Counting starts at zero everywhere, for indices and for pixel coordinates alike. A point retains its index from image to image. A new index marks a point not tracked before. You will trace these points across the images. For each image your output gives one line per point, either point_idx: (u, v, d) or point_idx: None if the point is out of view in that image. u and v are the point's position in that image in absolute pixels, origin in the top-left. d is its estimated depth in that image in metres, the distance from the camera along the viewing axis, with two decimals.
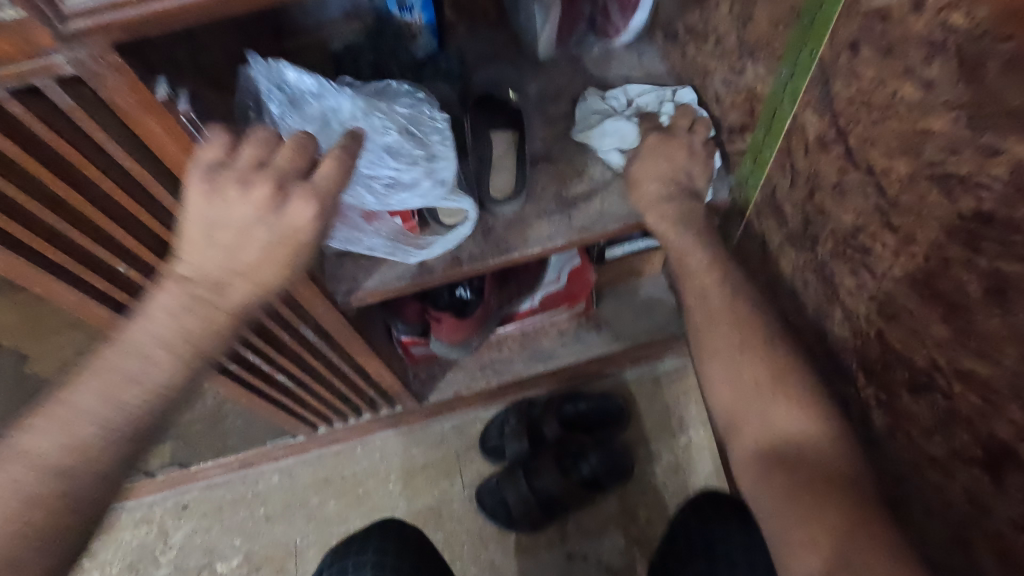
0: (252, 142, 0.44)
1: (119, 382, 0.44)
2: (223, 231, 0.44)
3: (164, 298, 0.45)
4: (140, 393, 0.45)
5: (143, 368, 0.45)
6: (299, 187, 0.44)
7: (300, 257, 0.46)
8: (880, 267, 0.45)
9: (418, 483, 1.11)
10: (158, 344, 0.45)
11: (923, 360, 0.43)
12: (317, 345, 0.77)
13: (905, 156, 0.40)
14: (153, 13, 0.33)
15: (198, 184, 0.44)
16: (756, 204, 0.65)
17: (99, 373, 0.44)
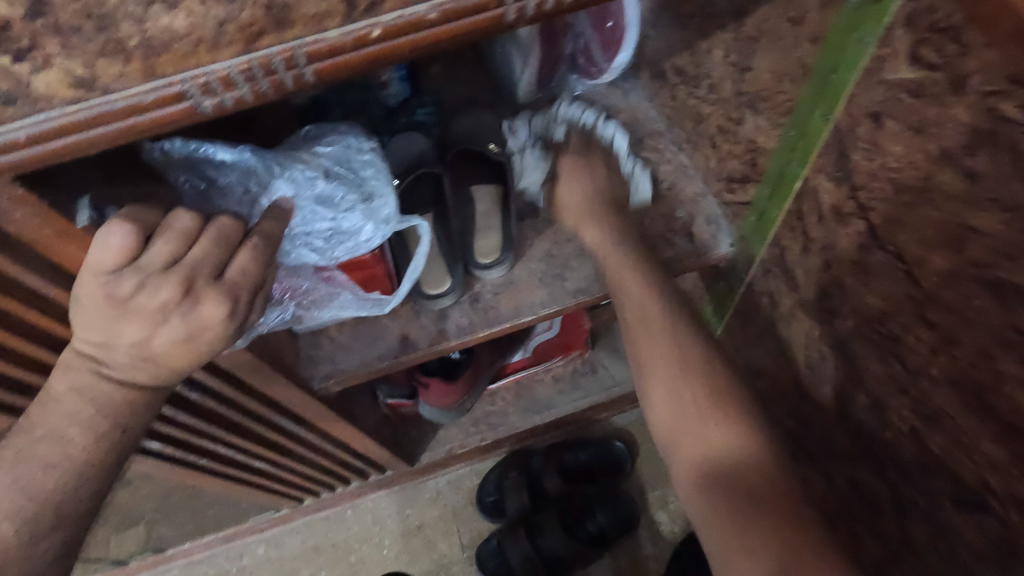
0: (170, 235, 0.35)
1: (33, 474, 0.36)
2: (126, 327, 0.35)
3: (63, 402, 0.36)
4: (63, 481, 0.37)
5: (61, 452, 0.36)
6: (211, 287, 0.36)
7: (217, 348, 0.38)
8: (913, 361, 0.40)
9: (414, 547, 1.05)
10: (73, 425, 0.36)
11: (966, 475, 0.38)
12: (295, 431, 0.71)
13: (943, 249, 0.35)
14: (50, 153, 0.25)
15: (91, 287, 0.34)
16: (763, 262, 0.61)
17: (9, 467, 0.36)
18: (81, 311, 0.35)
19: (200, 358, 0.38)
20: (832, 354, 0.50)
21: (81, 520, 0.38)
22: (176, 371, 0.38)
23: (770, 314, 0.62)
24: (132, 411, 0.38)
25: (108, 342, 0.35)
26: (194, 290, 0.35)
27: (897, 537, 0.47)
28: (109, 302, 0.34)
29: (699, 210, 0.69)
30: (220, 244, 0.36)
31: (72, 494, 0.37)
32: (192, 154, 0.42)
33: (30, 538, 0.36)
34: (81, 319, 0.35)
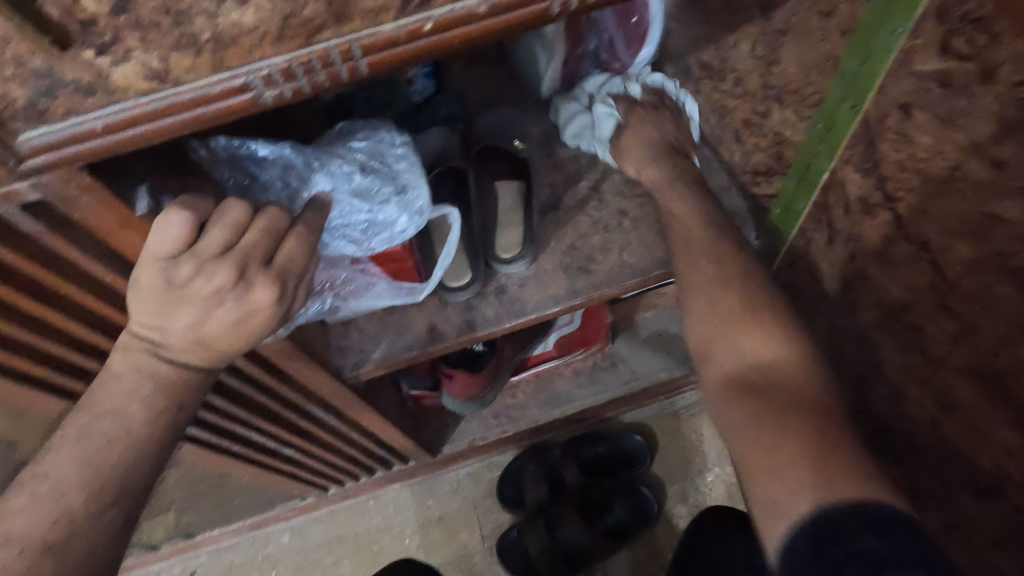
0: (222, 223, 0.36)
1: (98, 447, 0.38)
2: (181, 311, 0.37)
3: (122, 379, 0.38)
4: (124, 455, 0.38)
5: (122, 427, 0.38)
6: (263, 272, 0.37)
7: (266, 331, 0.40)
8: (935, 349, 0.40)
9: (436, 536, 1.06)
10: (132, 403, 0.38)
11: (986, 463, 0.38)
12: (324, 419, 0.72)
13: (969, 240, 0.35)
14: (124, 139, 0.26)
15: (149, 273, 0.36)
16: (786, 255, 0.61)
17: (76, 442, 0.38)
18: (138, 295, 0.37)
19: (250, 341, 0.40)
20: (854, 346, 0.50)
21: (141, 491, 0.40)
22: (227, 352, 0.40)
23: (793, 306, 0.62)
24: (187, 390, 0.40)
25: (166, 325, 0.37)
26: (247, 275, 0.37)
27: (916, 527, 0.48)
28: (166, 287, 0.36)
29: (722, 204, 0.70)
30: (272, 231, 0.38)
31: (134, 467, 0.39)
32: (234, 151, 0.44)
33: (99, 508, 0.38)
34: (138, 304, 0.37)
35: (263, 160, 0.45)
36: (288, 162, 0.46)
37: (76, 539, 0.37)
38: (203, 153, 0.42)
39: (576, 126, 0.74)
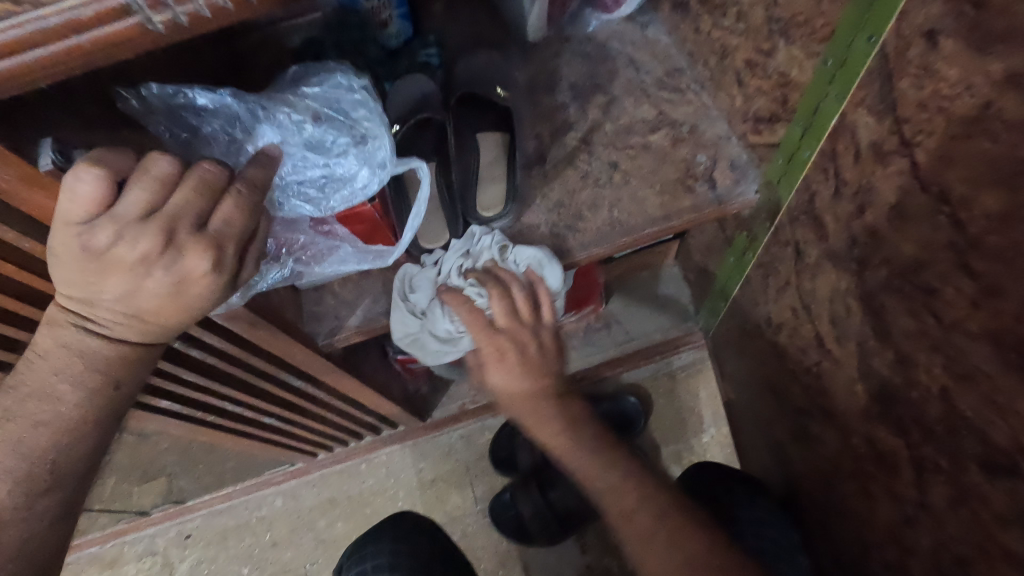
0: (145, 181, 0.32)
1: (25, 433, 0.35)
2: (109, 281, 0.33)
3: (50, 357, 0.35)
4: (57, 439, 0.36)
5: (52, 410, 0.35)
6: (194, 237, 0.33)
7: (207, 303, 0.36)
8: (950, 314, 0.36)
9: (428, 499, 1.06)
10: (63, 381, 0.35)
11: (1004, 438, 0.33)
12: (301, 387, 0.70)
13: (998, 189, 0.31)
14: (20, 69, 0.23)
15: (66, 240, 0.32)
16: (788, 210, 0.56)
17: None
18: (59, 265, 0.33)
19: (191, 312, 0.36)
20: (859, 308, 0.46)
21: (81, 479, 0.38)
22: (166, 326, 0.36)
23: (793, 266, 0.58)
24: (126, 366, 0.37)
25: (94, 299, 0.33)
26: (175, 241, 0.33)
27: (914, 499, 0.43)
28: (86, 255, 0.32)
29: (720, 153, 0.64)
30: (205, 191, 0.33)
31: (68, 453, 0.36)
32: (170, 102, 0.39)
33: (27, 499, 0.35)
34: (61, 274, 0.33)
35: (203, 110, 0.40)
36: (233, 113, 0.41)
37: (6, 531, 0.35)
38: (134, 103, 0.37)
39: (439, 340, 0.71)
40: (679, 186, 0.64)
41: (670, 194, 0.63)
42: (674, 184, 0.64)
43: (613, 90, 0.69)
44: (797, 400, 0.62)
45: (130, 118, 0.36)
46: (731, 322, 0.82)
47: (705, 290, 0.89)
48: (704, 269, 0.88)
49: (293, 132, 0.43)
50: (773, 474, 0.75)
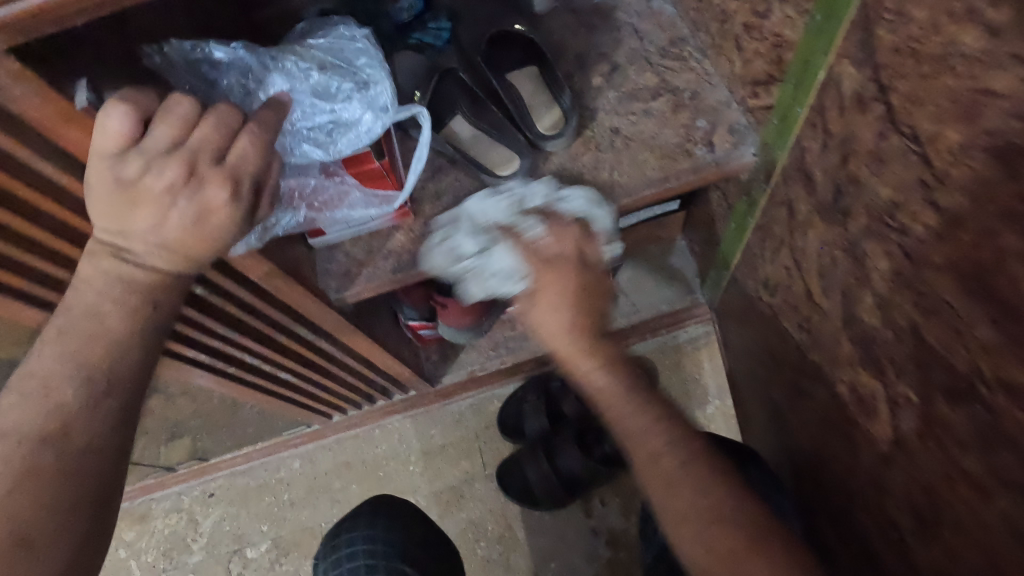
0: (168, 119, 0.36)
1: (81, 345, 0.39)
2: (138, 212, 0.37)
3: (92, 284, 0.39)
4: (110, 349, 0.40)
5: (101, 325, 0.39)
6: (214, 170, 0.37)
7: (228, 234, 0.39)
8: (919, 252, 0.37)
9: (438, 464, 1.09)
10: (107, 302, 0.39)
11: (961, 363, 0.34)
12: (314, 341, 0.74)
13: (958, 122, 0.31)
14: None
15: (100, 174, 0.36)
16: (782, 168, 0.57)
17: (57, 341, 0.40)
18: (95, 200, 0.37)
19: (216, 244, 0.40)
20: (844, 259, 0.47)
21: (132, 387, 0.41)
22: (195, 258, 0.40)
23: (786, 226, 0.59)
24: (164, 288, 0.41)
25: (120, 229, 0.37)
26: (197, 172, 0.37)
27: (889, 436, 0.44)
28: (119, 185, 0.36)
29: (720, 118, 0.66)
30: (212, 128, 0.37)
31: (122, 362, 0.40)
32: (189, 57, 0.43)
33: (91, 399, 0.39)
34: (96, 207, 0.37)
35: (216, 60, 0.44)
36: (246, 63, 0.45)
37: (73, 426, 0.39)
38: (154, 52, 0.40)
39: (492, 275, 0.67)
40: (679, 149, 0.65)
41: (670, 156, 0.65)
42: (674, 148, 0.65)
43: (618, 59, 0.71)
44: (791, 359, 0.63)
45: (154, 67, 0.41)
46: (735, 294, 0.83)
47: (710, 262, 0.91)
48: (709, 241, 0.90)
49: (299, 81, 0.47)
50: (774, 444, 0.75)
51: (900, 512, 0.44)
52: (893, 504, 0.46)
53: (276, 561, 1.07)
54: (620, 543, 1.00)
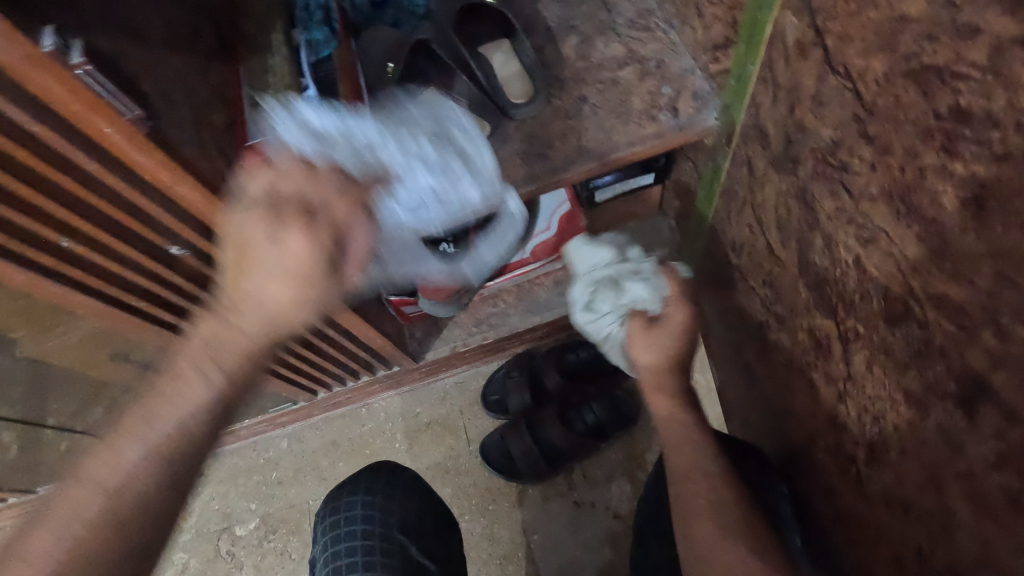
0: (267, 173, 0.47)
1: (187, 394, 0.45)
2: (258, 275, 0.46)
3: (198, 349, 0.46)
4: (198, 414, 0.45)
5: (205, 383, 0.45)
6: (309, 212, 0.47)
7: (321, 285, 0.48)
8: (858, 186, 0.39)
9: (423, 441, 1.10)
10: (215, 369, 0.46)
11: (897, 286, 0.36)
12: (294, 309, 0.74)
13: (882, 52, 0.33)
14: None
15: (233, 234, 0.46)
16: (742, 128, 0.59)
17: (161, 399, 0.45)
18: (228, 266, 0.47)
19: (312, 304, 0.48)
20: (797, 206, 0.49)
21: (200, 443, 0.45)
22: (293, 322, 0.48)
23: (748, 184, 0.61)
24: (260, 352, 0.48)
25: (232, 319, 0.46)
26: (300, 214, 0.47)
27: (845, 374, 0.46)
28: (243, 241, 0.46)
29: (684, 85, 0.68)
30: (321, 234, 0.47)
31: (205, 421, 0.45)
32: (308, 125, 0.53)
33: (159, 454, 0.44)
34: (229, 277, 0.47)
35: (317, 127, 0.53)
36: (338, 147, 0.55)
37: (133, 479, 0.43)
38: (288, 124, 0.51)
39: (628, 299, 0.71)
40: (647, 115, 0.67)
41: (636, 122, 0.67)
42: (641, 114, 0.67)
43: (587, 30, 0.73)
44: (757, 315, 0.65)
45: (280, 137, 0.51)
46: (708, 263, 0.85)
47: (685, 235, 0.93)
48: (683, 214, 0.92)
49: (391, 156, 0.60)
50: (747, 407, 0.77)
51: (857, 446, 0.46)
52: (850, 440, 0.47)
53: (264, 538, 1.08)
54: (601, 516, 1.02)
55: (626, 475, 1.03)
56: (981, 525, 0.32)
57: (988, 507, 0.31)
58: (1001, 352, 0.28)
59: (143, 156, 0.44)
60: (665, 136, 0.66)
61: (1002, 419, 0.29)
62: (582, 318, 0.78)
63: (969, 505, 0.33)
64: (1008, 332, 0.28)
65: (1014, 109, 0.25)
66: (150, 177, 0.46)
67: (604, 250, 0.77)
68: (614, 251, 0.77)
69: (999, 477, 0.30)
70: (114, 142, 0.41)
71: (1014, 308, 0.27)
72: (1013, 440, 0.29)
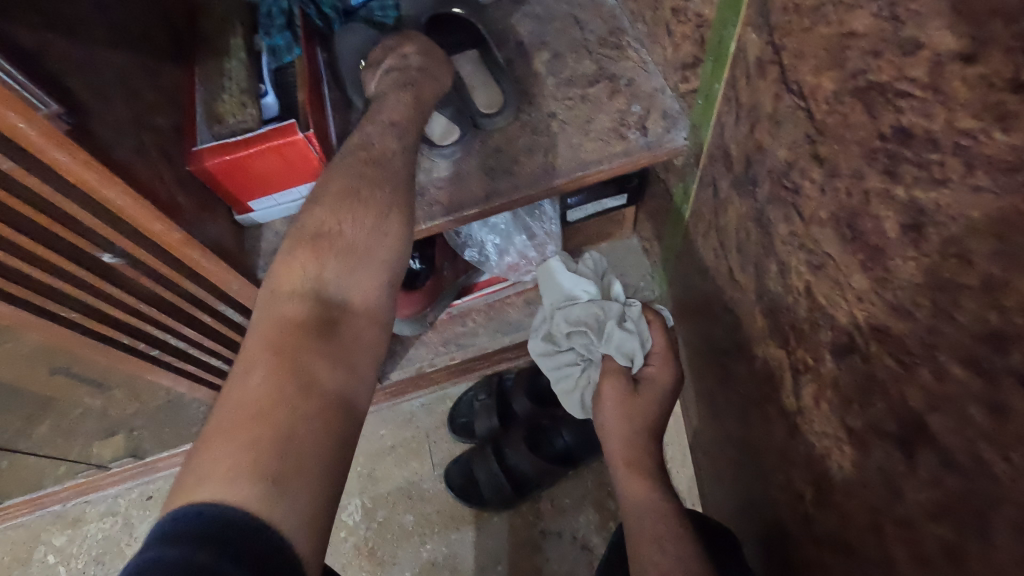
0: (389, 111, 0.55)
1: (375, 211, 0.46)
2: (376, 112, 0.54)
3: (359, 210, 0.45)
4: (382, 246, 0.46)
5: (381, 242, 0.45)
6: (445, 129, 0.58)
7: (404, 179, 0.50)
8: (808, 211, 0.37)
9: (386, 465, 1.06)
10: (367, 222, 0.45)
11: (842, 316, 0.33)
12: (240, 321, 0.71)
13: (831, 70, 0.31)
14: None
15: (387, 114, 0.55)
16: (709, 148, 0.58)
17: (356, 207, 0.45)
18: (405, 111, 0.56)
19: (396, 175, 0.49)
20: (755, 231, 0.47)
21: (349, 315, 0.42)
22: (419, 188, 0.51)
23: (713, 206, 0.59)
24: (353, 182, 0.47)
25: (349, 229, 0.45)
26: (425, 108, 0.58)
27: (794, 408, 0.43)
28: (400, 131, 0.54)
29: (654, 104, 0.66)
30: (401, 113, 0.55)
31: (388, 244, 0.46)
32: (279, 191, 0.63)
33: (383, 251, 0.45)
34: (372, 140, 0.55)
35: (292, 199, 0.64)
36: None
37: (379, 261, 0.45)
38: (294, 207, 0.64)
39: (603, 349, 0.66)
40: (616, 133, 0.65)
41: (604, 139, 0.65)
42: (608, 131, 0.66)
43: (558, 47, 0.71)
44: (719, 340, 0.63)
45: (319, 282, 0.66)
46: (677, 286, 0.83)
47: (657, 256, 0.91)
48: (655, 236, 0.90)
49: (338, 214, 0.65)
50: (708, 435, 0.74)
51: (806, 484, 0.43)
52: (800, 478, 0.44)
53: None
54: (568, 546, 0.98)
55: (594, 504, 1.00)
56: None
57: (927, 560, 0.29)
58: (939, 393, 0.26)
59: (65, 157, 0.41)
60: (635, 153, 0.64)
61: (941, 464, 0.27)
62: (541, 347, 0.74)
63: (908, 553, 0.30)
64: (946, 370, 0.25)
65: (952, 129, 0.23)
66: (79, 184, 0.44)
67: (585, 285, 0.72)
68: (594, 288, 0.72)
69: (936, 527, 0.27)
70: (34, 141, 0.39)
71: (952, 344, 0.25)
72: (951, 487, 0.26)
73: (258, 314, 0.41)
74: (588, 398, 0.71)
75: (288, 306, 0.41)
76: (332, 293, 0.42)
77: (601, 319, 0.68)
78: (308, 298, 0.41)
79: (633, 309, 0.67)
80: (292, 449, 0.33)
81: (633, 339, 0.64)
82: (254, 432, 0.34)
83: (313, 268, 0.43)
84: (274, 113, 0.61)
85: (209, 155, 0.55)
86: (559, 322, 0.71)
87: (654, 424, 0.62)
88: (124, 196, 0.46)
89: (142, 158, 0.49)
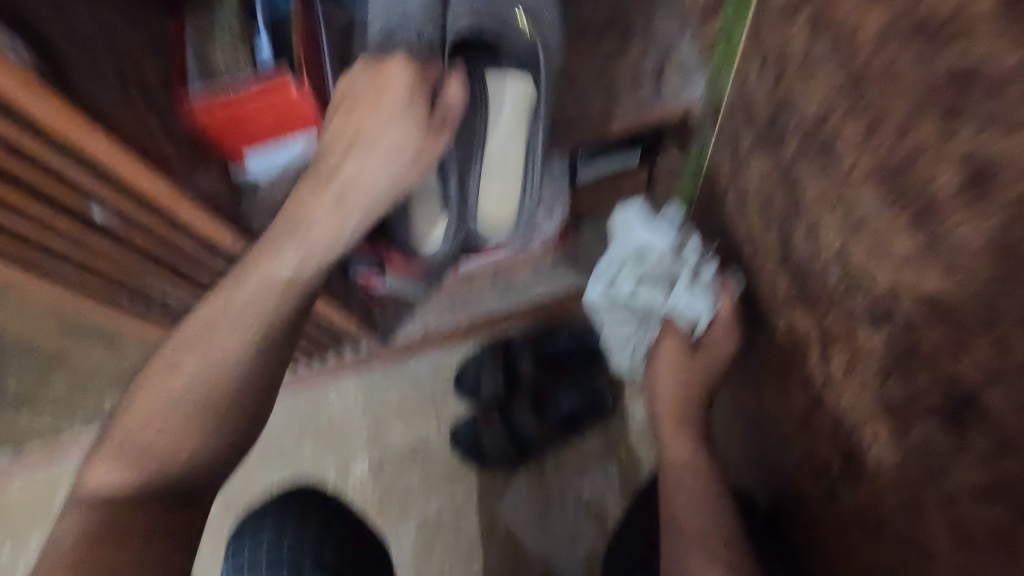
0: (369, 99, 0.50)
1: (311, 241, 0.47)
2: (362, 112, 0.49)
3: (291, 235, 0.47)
4: (281, 296, 0.45)
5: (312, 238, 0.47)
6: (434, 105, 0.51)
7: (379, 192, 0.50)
8: (842, 169, 0.34)
9: (392, 425, 1.05)
10: (317, 218, 0.48)
11: (884, 279, 0.31)
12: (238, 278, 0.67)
13: (877, 6, 0.28)
14: None
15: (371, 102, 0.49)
16: (727, 103, 0.54)
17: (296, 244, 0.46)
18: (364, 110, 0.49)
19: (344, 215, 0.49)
20: (778, 191, 0.44)
21: (237, 384, 0.44)
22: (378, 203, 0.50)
23: (731, 164, 0.56)
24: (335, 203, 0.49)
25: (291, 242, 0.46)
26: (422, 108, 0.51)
27: (819, 378, 0.42)
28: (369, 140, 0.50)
29: (670, 57, 0.62)
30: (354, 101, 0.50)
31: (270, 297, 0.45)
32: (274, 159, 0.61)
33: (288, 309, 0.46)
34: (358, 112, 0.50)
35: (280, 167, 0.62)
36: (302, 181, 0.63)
37: (272, 312, 0.45)
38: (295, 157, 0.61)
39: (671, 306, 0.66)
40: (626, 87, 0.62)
41: (613, 93, 0.62)
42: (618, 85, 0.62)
43: None
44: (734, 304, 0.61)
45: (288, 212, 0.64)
46: None
47: None
48: (667, 195, 0.87)
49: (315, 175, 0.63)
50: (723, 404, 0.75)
51: (831, 455, 0.42)
52: (825, 449, 0.44)
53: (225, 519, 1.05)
54: (573, 509, 0.98)
55: (600, 467, 1.00)
56: (963, 554, 0.28)
57: (971, 538, 0.28)
58: (994, 368, 0.24)
59: (46, 109, 0.38)
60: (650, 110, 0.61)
61: (993, 446, 0.25)
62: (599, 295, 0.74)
63: (947, 526, 0.29)
64: (1006, 346, 0.23)
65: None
66: (58, 137, 0.40)
67: (659, 239, 0.68)
68: (671, 241, 0.67)
69: (987, 508, 0.26)
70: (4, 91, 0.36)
71: (1016, 317, 0.22)
72: (1001, 468, 0.25)
73: (154, 369, 0.44)
74: (643, 345, 0.74)
75: (172, 384, 0.43)
76: (254, 327, 0.44)
77: (672, 274, 0.67)
78: (241, 362, 0.44)
79: (706, 270, 0.64)
80: (169, 528, 0.40)
81: (703, 301, 0.63)
82: (105, 514, 0.39)
83: (227, 335, 0.44)
84: (269, 67, 0.56)
85: (194, 107, 0.52)
86: (628, 275, 0.69)
87: (680, 390, 0.62)
88: (106, 149, 0.43)
89: (129, 110, 0.46)
